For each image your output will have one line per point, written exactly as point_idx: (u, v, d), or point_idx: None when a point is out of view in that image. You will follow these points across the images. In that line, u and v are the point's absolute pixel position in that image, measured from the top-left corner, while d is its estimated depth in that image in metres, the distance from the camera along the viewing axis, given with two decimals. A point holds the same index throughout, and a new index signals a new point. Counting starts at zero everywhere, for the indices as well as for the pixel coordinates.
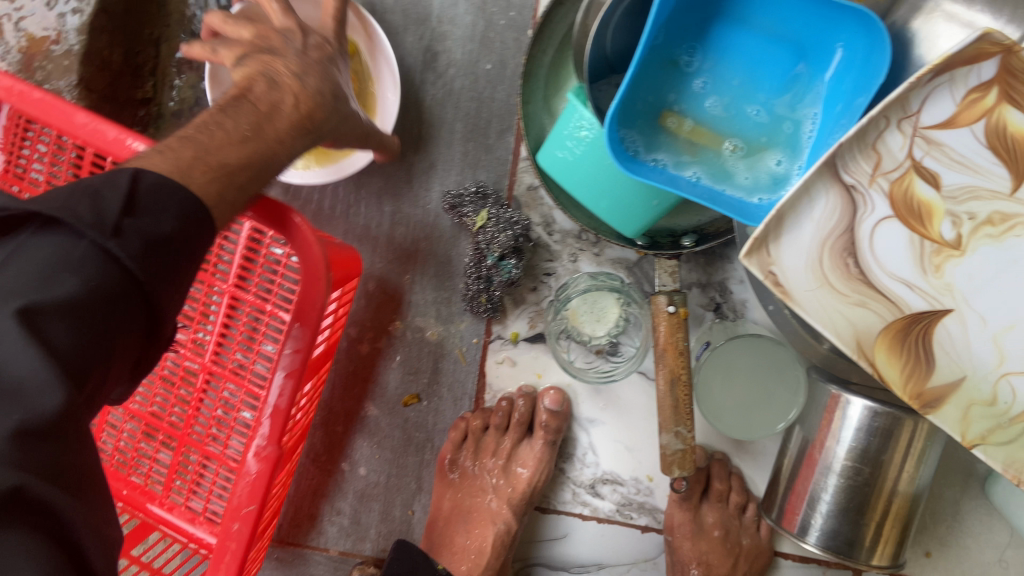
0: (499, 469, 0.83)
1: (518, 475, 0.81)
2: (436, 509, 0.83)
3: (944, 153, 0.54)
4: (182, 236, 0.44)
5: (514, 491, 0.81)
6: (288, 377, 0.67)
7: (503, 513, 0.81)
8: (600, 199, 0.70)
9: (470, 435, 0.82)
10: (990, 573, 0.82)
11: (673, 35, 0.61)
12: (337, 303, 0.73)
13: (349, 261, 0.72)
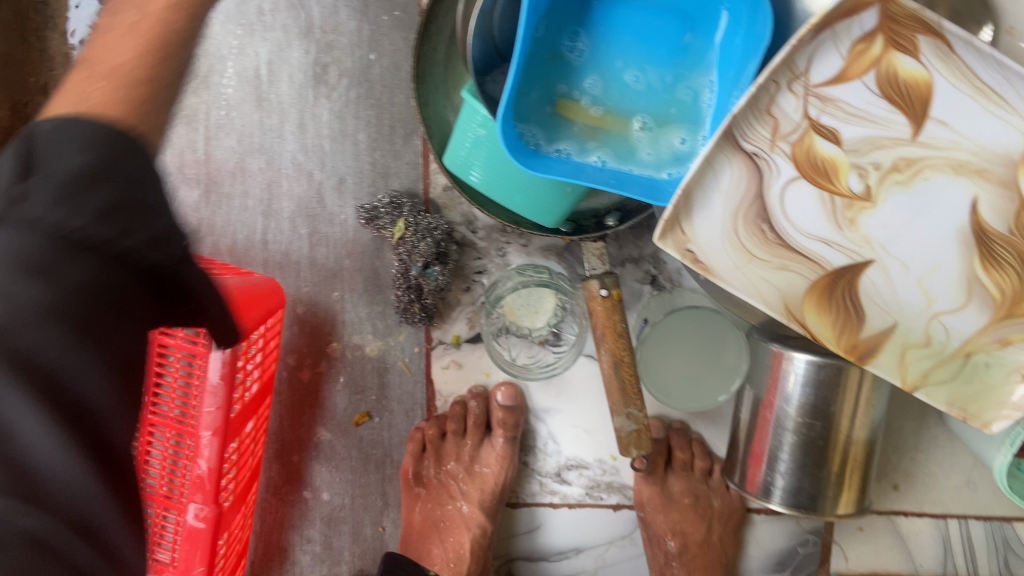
0: (462, 470, 0.80)
1: (488, 471, 0.79)
2: (408, 522, 0.80)
3: (839, 108, 0.53)
4: (106, 164, 0.34)
5: (483, 492, 0.80)
6: (212, 437, 0.67)
7: (477, 516, 0.79)
8: (514, 194, 0.68)
9: (428, 444, 0.80)
10: (958, 495, 0.83)
11: (558, 18, 0.59)
12: (265, 338, 0.70)
13: (269, 294, 0.70)
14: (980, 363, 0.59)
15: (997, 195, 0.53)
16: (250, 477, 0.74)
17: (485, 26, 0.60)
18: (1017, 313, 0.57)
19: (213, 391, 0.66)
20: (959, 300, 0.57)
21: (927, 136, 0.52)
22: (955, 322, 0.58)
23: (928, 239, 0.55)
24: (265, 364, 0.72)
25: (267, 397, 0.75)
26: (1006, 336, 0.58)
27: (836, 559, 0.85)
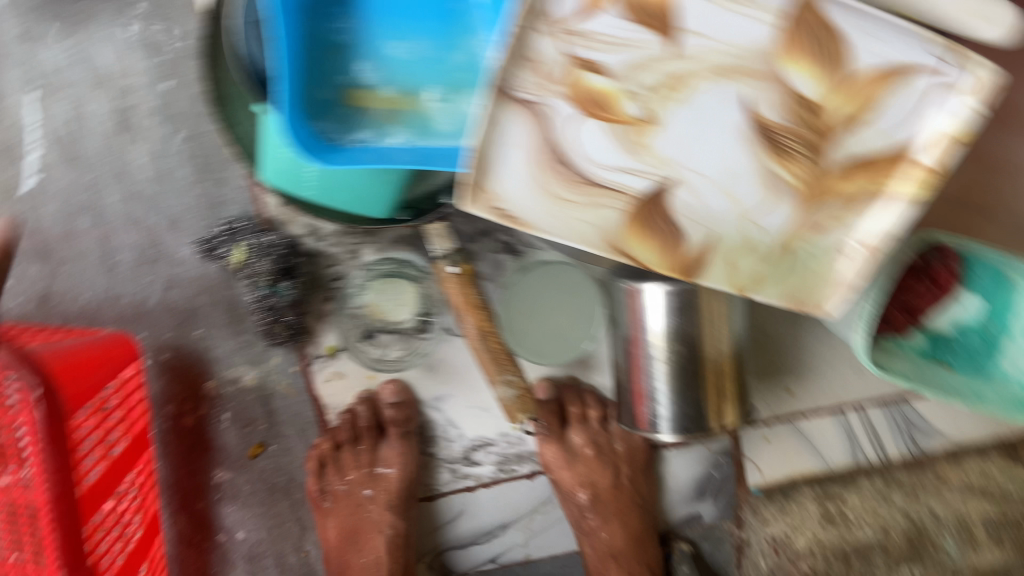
0: (365, 477, 0.80)
1: (389, 473, 0.80)
2: (325, 542, 0.80)
3: (594, 39, 0.53)
4: None
5: (390, 491, 0.79)
6: (61, 509, 0.61)
7: (388, 518, 0.79)
8: (335, 194, 0.68)
9: (326, 459, 0.80)
10: (849, 383, 0.85)
11: (321, 9, 0.59)
12: (117, 393, 0.70)
13: (110, 350, 0.70)
14: (805, 253, 0.61)
15: (766, 90, 0.55)
16: (144, 536, 0.74)
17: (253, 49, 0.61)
18: (822, 197, 0.59)
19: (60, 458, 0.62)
20: (766, 197, 0.59)
21: (688, 50, 0.53)
22: (770, 221, 0.60)
23: (720, 146, 0.57)
24: (128, 425, 0.72)
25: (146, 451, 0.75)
26: (819, 221, 0.60)
27: (751, 473, 0.86)
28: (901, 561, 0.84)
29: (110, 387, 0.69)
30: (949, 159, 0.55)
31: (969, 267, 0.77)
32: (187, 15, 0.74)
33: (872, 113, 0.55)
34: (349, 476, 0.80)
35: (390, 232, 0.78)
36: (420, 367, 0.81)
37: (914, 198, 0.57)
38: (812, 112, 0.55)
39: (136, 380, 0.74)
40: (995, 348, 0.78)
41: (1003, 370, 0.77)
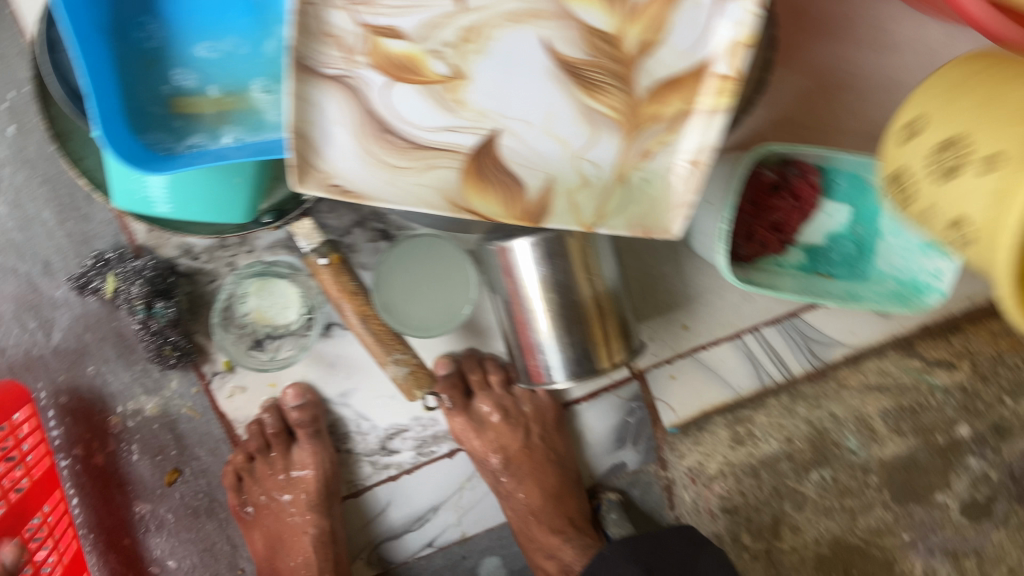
0: (283, 482, 0.81)
1: (304, 475, 0.81)
2: (255, 554, 0.81)
3: (384, 5, 0.55)
4: None
5: (308, 491, 0.80)
6: None
7: (310, 517, 0.80)
8: (189, 205, 0.69)
9: (241, 472, 0.81)
10: (741, 310, 0.87)
11: (126, 23, 0.60)
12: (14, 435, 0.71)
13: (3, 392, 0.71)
14: (639, 180, 0.64)
15: (561, 28, 0.57)
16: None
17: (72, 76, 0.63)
18: (641, 124, 0.61)
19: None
20: (588, 133, 0.62)
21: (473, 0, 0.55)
22: (598, 155, 0.63)
23: (532, 90, 0.59)
24: (29, 469, 0.73)
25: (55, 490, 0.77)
26: (646, 147, 0.63)
27: (665, 413, 0.88)
28: (808, 467, 0.86)
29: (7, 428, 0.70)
30: (741, 63, 0.57)
31: (830, 179, 0.84)
32: (20, 61, 0.74)
33: (664, 33, 0.58)
34: (267, 483, 0.82)
35: (262, 238, 0.78)
36: (318, 366, 0.82)
37: (722, 106, 0.59)
38: (610, 44, 0.58)
39: (33, 424, 0.75)
40: (868, 251, 0.85)
41: (878, 269, 0.84)
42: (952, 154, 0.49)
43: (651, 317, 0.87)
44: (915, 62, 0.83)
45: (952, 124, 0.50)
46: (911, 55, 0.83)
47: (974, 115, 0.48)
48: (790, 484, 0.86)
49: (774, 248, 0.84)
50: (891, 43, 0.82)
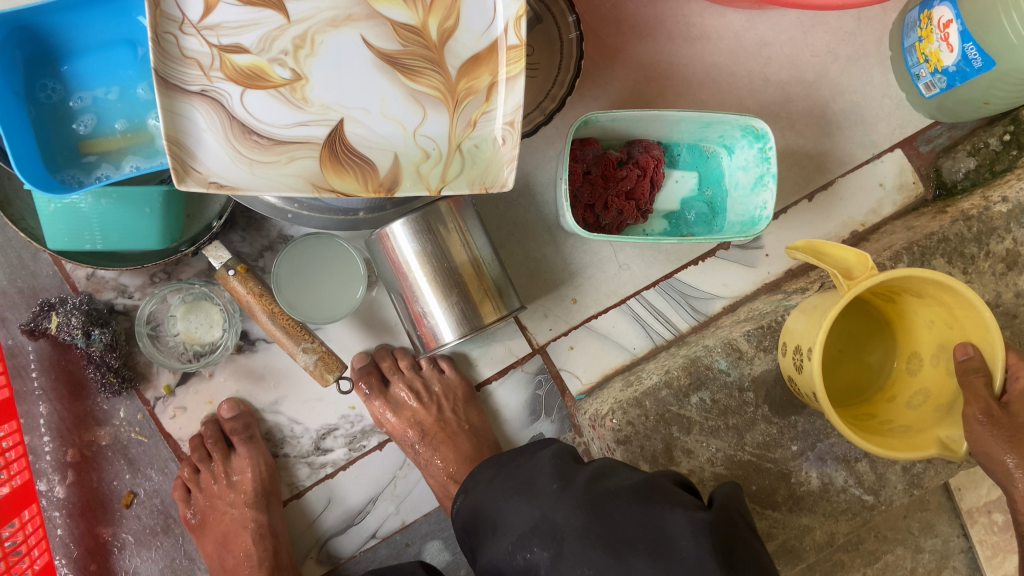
0: (223, 488, 0.90)
1: (243, 477, 0.90)
2: (207, 552, 0.91)
3: (227, 28, 0.70)
4: None
5: (244, 493, 0.90)
6: None
7: (248, 513, 0.90)
8: (110, 233, 0.82)
9: (190, 484, 0.90)
10: (621, 279, 0.98)
11: (37, 90, 0.75)
12: None
13: None
14: (470, 147, 0.75)
15: (373, 26, 0.72)
16: (13, 500, 0.82)
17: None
18: (459, 98, 0.74)
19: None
20: (418, 113, 0.74)
21: (296, 14, 0.71)
22: (432, 130, 0.75)
23: (363, 81, 0.73)
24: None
25: (8, 420, 0.84)
26: (470, 117, 0.75)
27: (571, 382, 0.97)
28: (687, 391, 0.87)
29: None
30: (522, 31, 0.72)
31: (672, 151, 0.97)
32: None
33: (458, 19, 0.73)
34: (212, 492, 0.90)
35: (185, 271, 0.91)
36: (249, 380, 0.92)
37: (516, 71, 0.73)
38: (415, 33, 0.72)
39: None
40: (719, 209, 0.96)
41: (730, 222, 0.96)
42: (798, 356, 0.80)
43: (542, 295, 0.97)
44: (722, 45, 0.99)
45: (794, 336, 0.81)
46: (719, 41, 0.99)
47: (805, 327, 0.79)
48: (673, 409, 0.86)
49: (631, 215, 0.93)
50: (699, 33, 0.98)
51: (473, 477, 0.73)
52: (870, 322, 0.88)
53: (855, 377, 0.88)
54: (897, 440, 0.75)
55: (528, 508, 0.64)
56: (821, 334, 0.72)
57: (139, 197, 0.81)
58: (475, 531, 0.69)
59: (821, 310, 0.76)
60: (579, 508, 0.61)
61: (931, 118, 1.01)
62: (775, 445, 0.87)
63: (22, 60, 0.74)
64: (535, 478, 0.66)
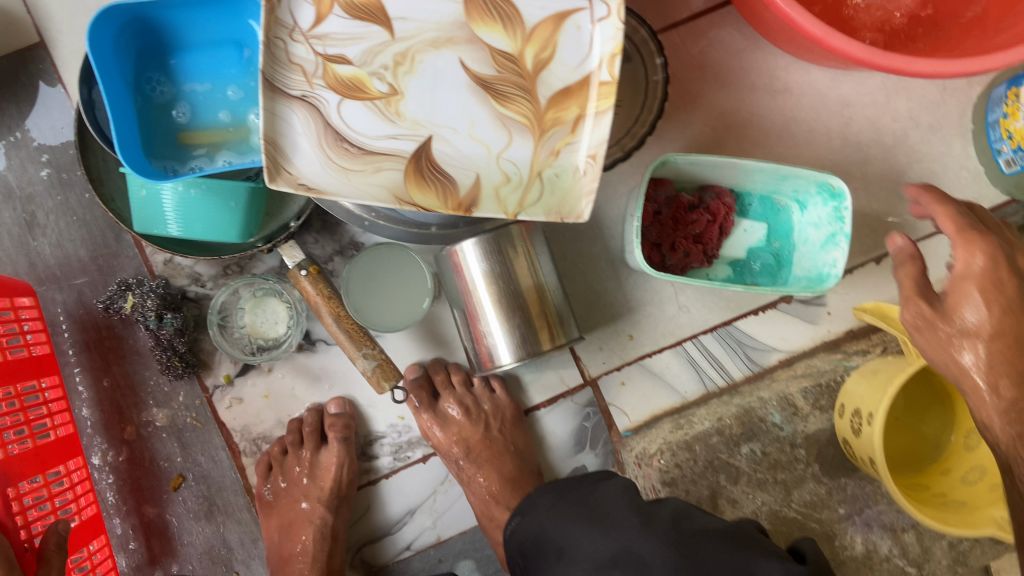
0: (305, 476, 0.92)
1: (326, 472, 0.92)
2: (270, 537, 0.93)
3: (334, 39, 0.73)
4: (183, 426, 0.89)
5: (321, 489, 0.92)
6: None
7: (317, 510, 0.92)
8: (194, 224, 0.85)
9: (273, 462, 0.93)
10: (679, 320, 0.98)
11: (147, 81, 0.79)
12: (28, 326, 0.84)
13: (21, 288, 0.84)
14: (551, 175, 0.77)
15: (472, 50, 0.74)
16: (57, 449, 0.84)
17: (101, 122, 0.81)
18: (546, 128, 0.76)
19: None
20: (503, 136, 0.76)
21: (401, 32, 0.73)
22: (516, 156, 0.77)
23: (455, 101, 0.75)
24: (29, 347, 0.84)
25: (49, 375, 0.86)
26: (553, 147, 0.77)
27: (619, 418, 0.97)
28: (738, 440, 0.95)
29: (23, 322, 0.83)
30: (616, 70, 0.73)
31: (743, 201, 0.97)
32: (60, 110, 0.93)
33: (554, 51, 0.74)
34: (292, 474, 0.93)
35: (258, 267, 0.94)
36: (305, 379, 0.95)
37: (606, 106, 0.75)
38: (512, 61, 0.74)
39: (35, 312, 0.86)
40: (785, 261, 0.96)
41: (795, 276, 0.96)
42: (856, 419, 0.80)
43: (600, 328, 0.98)
44: (805, 101, 0.99)
45: (853, 400, 0.81)
46: (801, 96, 0.99)
47: (864, 393, 0.79)
48: (723, 457, 0.94)
49: (697, 258, 0.94)
50: (783, 87, 0.99)
51: (532, 501, 0.75)
52: (931, 392, 0.87)
53: (910, 443, 0.87)
54: (952, 515, 0.75)
55: (605, 540, 0.64)
56: (886, 400, 0.73)
57: (226, 190, 0.84)
58: (535, 553, 0.70)
59: (885, 378, 0.77)
60: (666, 545, 0.61)
61: (1007, 196, 1.00)
62: (822, 506, 0.94)
63: (136, 50, 0.78)
64: (608, 510, 0.67)
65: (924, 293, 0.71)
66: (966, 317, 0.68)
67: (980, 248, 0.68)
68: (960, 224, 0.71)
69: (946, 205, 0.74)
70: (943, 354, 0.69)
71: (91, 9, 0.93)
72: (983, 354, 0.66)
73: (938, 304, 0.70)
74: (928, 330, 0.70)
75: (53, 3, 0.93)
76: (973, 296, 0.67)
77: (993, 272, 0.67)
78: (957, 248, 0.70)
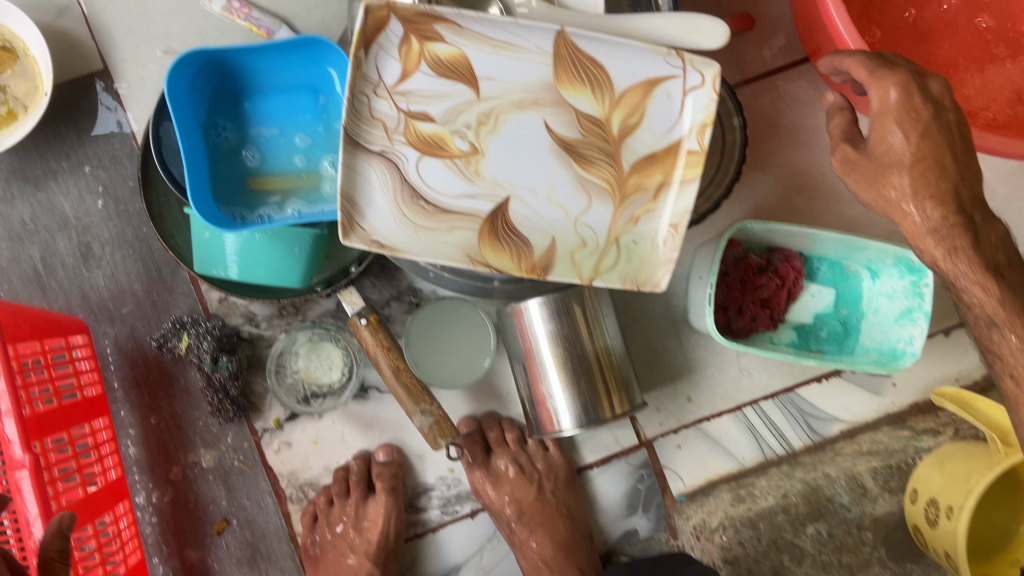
0: (351, 528, 0.90)
1: (372, 524, 0.90)
2: None
3: (418, 96, 0.70)
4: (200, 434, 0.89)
5: (369, 542, 0.90)
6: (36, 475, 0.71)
7: (364, 563, 0.89)
8: (257, 269, 0.83)
9: (320, 513, 0.91)
10: (740, 384, 0.95)
11: (220, 126, 0.77)
12: (80, 365, 0.81)
13: (73, 327, 0.81)
14: (629, 242, 0.75)
15: (559, 112, 0.71)
16: (106, 493, 0.81)
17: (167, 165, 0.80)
18: (628, 194, 0.74)
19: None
20: (583, 201, 0.74)
21: (487, 91, 0.70)
22: (594, 220, 0.75)
23: (537, 163, 0.73)
24: (81, 386, 0.81)
25: (100, 415, 0.82)
26: (633, 214, 0.75)
27: (674, 482, 0.94)
28: (804, 520, 0.94)
29: (75, 361, 0.80)
30: (706, 140, 0.71)
31: (812, 265, 0.94)
32: (122, 141, 0.91)
33: (642, 117, 0.72)
34: (338, 526, 0.91)
35: (313, 309, 0.91)
36: (356, 427, 0.92)
37: (692, 177, 0.72)
38: (598, 126, 0.72)
39: (88, 350, 0.83)
40: (852, 329, 0.93)
41: (863, 346, 0.93)
42: (932, 509, 0.78)
43: (658, 388, 0.95)
44: None
45: (929, 490, 0.79)
46: None
47: (941, 484, 0.77)
48: (787, 537, 0.94)
49: (764, 323, 0.92)
50: None
51: None
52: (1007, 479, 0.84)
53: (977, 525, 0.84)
54: None
55: None
56: (970, 499, 0.71)
57: (291, 236, 0.82)
58: None
59: (968, 471, 0.75)
60: None
61: None
62: None
63: (211, 93, 0.76)
64: None
65: (852, 135, 0.65)
66: (890, 145, 0.61)
67: (892, 80, 0.60)
68: (870, 64, 0.62)
69: (857, 53, 0.63)
70: (873, 193, 0.64)
71: (158, 39, 0.91)
72: (907, 184, 0.61)
73: (862, 141, 0.64)
74: (855, 173, 0.64)
75: (118, 29, 0.90)
76: (893, 125, 0.61)
77: (907, 100, 0.60)
78: (868, 87, 0.62)
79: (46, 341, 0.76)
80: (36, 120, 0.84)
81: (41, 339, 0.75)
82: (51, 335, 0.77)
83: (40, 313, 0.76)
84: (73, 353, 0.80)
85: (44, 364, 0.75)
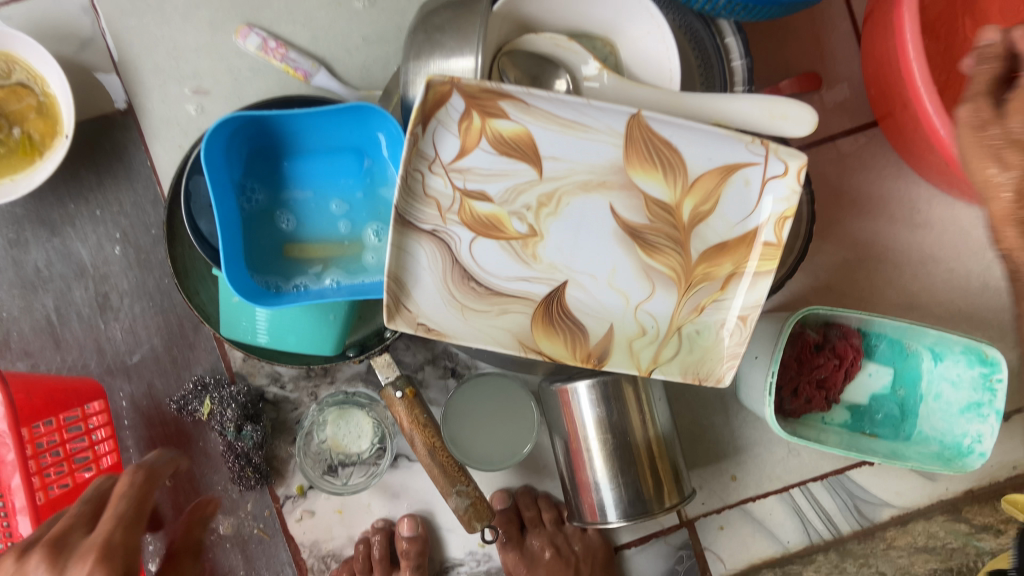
0: None
1: None
2: None
3: (476, 173, 0.65)
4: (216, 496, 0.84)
5: None
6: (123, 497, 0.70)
7: None
8: (286, 336, 0.77)
9: None
10: (788, 465, 0.90)
11: (257, 188, 0.72)
12: (98, 435, 0.77)
13: (91, 395, 0.76)
14: (691, 332, 0.69)
15: (625, 196, 0.66)
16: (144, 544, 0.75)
17: (195, 225, 0.74)
18: (694, 283, 0.68)
19: (14, 473, 0.67)
20: (646, 288, 0.68)
21: (550, 171, 0.66)
22: (657, 308, 0.69)
23: (599, 248, 0.67)
24: (97, 459, 0.76)
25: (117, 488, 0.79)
26: (698, 303, 0.68)
27: (714, 565, 0.90)
28: None
29: (90, 432, 0.76)
30: (785, 233, 0.65)
31: (870, 341, 0.88)
32: (144, 186, 0.85)
33: (716, 204, 0.66)
34: None
35: (343, 371, 0.85)
36: (383, 496, 0.87)
37: (766, 270, 0.66)
38: (667, 211, 0.66)
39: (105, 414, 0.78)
40: (910, 413, 0.88)
41: (922, 432, 0.87)
42: None
43: (700, 467, 0.90)
44: (946, 239, 0.91)
45: None
46: (943, 231, 0.91)
47: None
48: None
49: (818, 405, 0.88)
50: (923, 221, 0.90)
51: None
52: None
53: None
54: None
55: None
56: None
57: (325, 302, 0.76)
58: None
59: None
60: None
61: None
62: None
63: (248, 154, 0.70)
64: None
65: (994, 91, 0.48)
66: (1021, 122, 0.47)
67: None
68: None
69: None
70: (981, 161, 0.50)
71: (184, 75, 0.84)
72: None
73: (1003, 101, 0.48)
74: (975, 131, 0.49)
75: (145, 65, 0.84)
76: None
77: None
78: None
79: (57, 417, 0.72)
80: (53, 165, 0.78)
81: (54, 415, 0.72)
82: (63, 408, 0.73)
83: (52, 387, 0.72)
84: (92, 423, 0.76)
85: (53, 442, 0.72)
